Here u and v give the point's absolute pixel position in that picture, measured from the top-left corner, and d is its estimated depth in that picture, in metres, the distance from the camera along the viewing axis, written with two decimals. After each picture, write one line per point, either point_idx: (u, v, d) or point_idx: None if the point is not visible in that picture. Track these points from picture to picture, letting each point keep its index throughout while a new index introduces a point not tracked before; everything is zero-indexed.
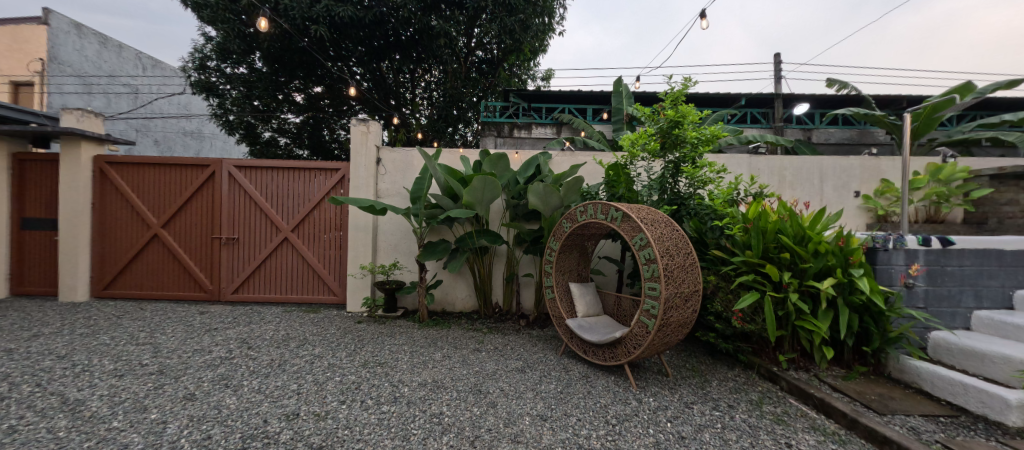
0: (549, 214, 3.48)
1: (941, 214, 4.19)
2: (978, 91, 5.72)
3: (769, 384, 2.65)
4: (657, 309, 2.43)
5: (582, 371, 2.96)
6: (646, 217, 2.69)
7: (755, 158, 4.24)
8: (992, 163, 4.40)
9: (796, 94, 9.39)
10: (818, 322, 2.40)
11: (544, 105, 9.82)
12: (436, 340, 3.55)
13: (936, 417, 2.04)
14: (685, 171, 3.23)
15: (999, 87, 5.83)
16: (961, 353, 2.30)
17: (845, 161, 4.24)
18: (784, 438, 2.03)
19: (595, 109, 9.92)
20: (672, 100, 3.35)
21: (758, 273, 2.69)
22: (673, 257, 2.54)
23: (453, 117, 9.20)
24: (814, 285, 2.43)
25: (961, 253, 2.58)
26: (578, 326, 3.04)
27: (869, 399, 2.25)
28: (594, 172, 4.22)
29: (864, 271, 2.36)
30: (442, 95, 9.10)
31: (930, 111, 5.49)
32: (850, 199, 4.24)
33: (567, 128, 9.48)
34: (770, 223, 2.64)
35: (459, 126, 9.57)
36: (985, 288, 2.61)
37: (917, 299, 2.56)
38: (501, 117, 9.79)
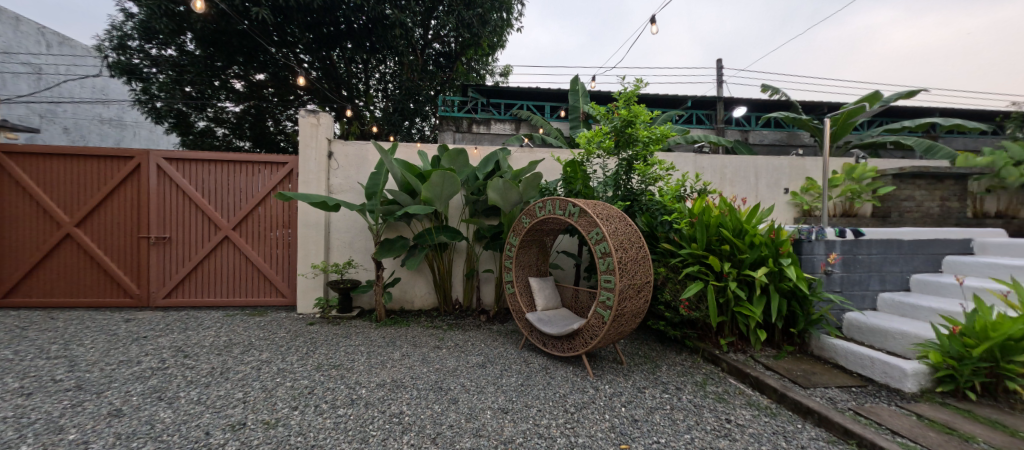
0: (509, 210, 3.50)
1: (854, 209, 4.62)
2: (884, 100, 6.42)
3: (711, 366, 2.84)
4: (612, 299, 2.57)
5: (542, 363, 3.03)
6: (601, 212, 2.82)
7: (700, 157, 4.50)
8: (894, 164, 4.99)
9: (736, 98, 10.11)
10: (754, 309, 2.60)
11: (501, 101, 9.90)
12: (395, 339, 3.47)
13: (849, 388, 2.32)
14: (638, 168, 3.26)
15: (900, 97, 6.61)
16: (870, 330, 2.61)
17: (776, 161, 4.63)
18: (724, 414, 2.23)
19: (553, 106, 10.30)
20: (625, 100, 3.33)
21: (702, 264, 2.86)
22: (627, 251, 2.69)
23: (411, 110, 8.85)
24: (750, 275, 2.63)
25: (869, 242, 2.90)
26: (538, 320, 3.10)
27: (795, 376, 2.48)
28: (552, 169, 4.23)
29: (792, 260, 2.58)
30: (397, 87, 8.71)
31: (847, 117, 6.08)
32: (780, 194, 4.68)
33: (525, 125, 9.62)
34: (713, 217, 2.82)
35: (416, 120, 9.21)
36: (888, 273, 2.94)
37: (835, 284, 2.84)
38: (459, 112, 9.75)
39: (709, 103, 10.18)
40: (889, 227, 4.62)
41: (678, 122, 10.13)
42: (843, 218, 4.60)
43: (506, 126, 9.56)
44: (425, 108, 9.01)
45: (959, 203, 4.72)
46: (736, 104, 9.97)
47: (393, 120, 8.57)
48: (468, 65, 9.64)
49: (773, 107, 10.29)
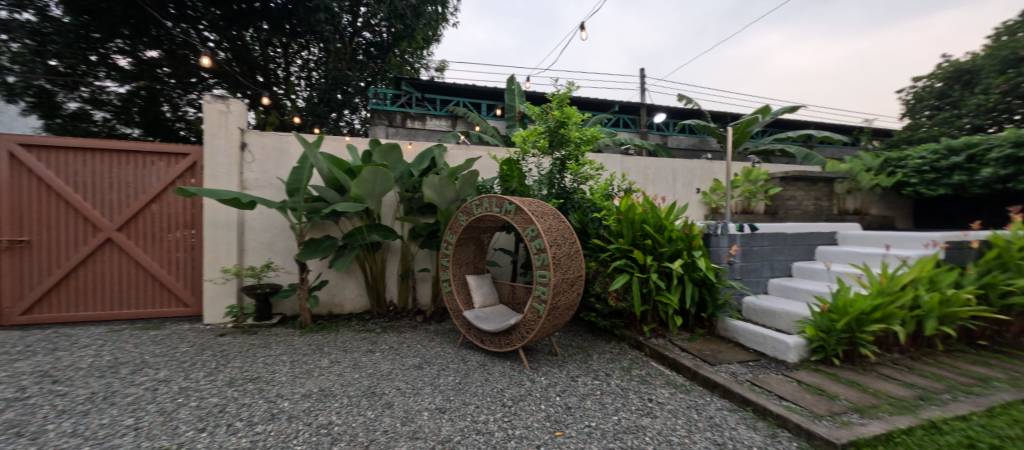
0: (445, 208, 3.45)
1: (751, 207, 5.23)
2: (774, 114, 7.44)
3: (636, 352, 3.02)
4: (546, 294, 2.66)
5: (479, 359, 3.04)
6: (536, 210, 2.90)
7: (626, 158, 4.85)
8: (781, 169, 5.82)
9: (658, 105, 11.04)
10: (672, 297, 2.83)
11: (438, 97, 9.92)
12: (323, 346, 3.25)
13: (747, 362, 2.57)
14: (570, 167, 3.40)
15: (786, 111, 7.71)
16: (763, 311, 2.96)
17: (690, 164, 5.15)
18: (647, 395, 2.44)
19: (489, 105, 10.54)
20: (558, 101, 3.44)
21: (628, 258, 3.05)
22: (561, 247, 2.80)
23: (338, 102, 8.29)
24: (668, 266, 2.87)
25: (762, 235, 3.31)
26: (475, 317, 3.10)
27: (705, 354, 2.72)
28: (489, 166, 4.24)
29: (702, 252, 2.86)
30: (323, 76, 8.20)
31: (745, 126, 6.93)
32: (693, 194, 5.23)
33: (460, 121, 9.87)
34: (637, 214, 3.03)
35: (345, 113, 8.74)
36: (776, 262, 3.39)
37: (736, 272, 3.18)
38: (392, 106, 9.59)
39: (633, 108, 11.00)
40: (777, 223, 5.37)
41: (607, 125, 10.84)
42: (742, 216, 5.24)
43: (443, 123, 9.60)
44: (355, 99, 8.51)
45: (829, 202, 5.64)
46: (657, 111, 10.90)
47: (319, 111, 8.02)
48: (400, 57, 9.39)
49: (688, 115, 11.45)
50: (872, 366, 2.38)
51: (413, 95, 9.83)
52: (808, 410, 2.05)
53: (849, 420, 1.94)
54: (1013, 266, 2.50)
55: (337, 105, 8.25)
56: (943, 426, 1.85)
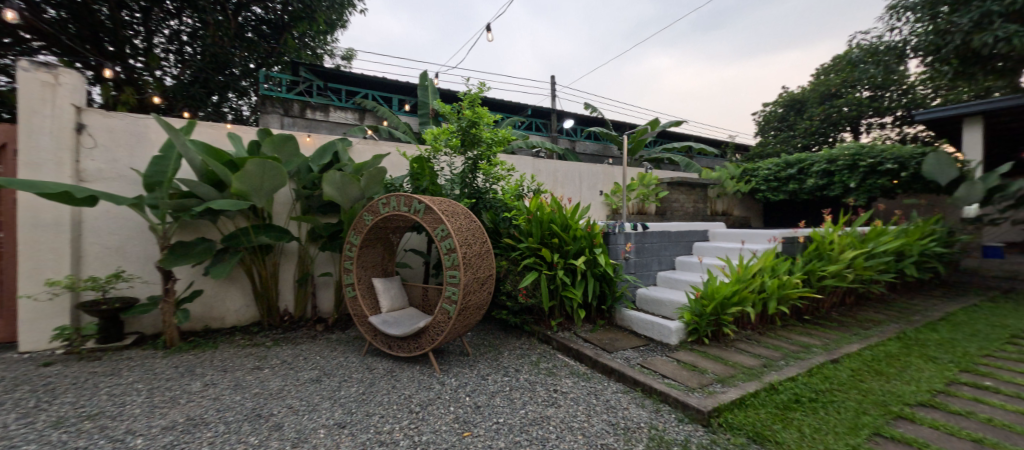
0: (349, 206, 3.22)
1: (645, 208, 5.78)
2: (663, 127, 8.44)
3: (545, 346, 3.13)
4: (456, 294, 2.63)
5: (386, 367, 2.88)
6: (446, 209, 2.86)
7: (537, 161, 5.09)
8: (668, 175, 6.61)
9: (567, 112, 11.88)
10: (576, 292, 3.00)
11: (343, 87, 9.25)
12: (195, 367, 2.77)
13: (639, 347, 2.83)
14: (482, 168, 3.41)
15: (672, 125, 8.79)
16: (651, 301, 3.30)
17: (594, 168, 5.58)
18: (553, 386, 2.55)
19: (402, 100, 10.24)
20: (470, 101, 3.44)
21: (537, 256, 3.17)
22: (471, 246, 2.80)
23: (218, 84, 7.30)
24: (573, 263, 3.04)
25: (652, 233, 3.70)
26: (382, 322, 2.93)
27: (604, 343, 2.93)
28: (399, 164, 4.06)
29: (602, 249, 3.09)
30: (199, 51, 7.07)
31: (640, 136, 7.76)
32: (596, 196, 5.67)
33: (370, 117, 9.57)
34: (545, 214, 3.16)
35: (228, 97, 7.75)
36: (663, 256, 3.82)
37: (630, 267, 3.50)
38: (289, 93, 8.58)
39: (545, 113, 11.62)
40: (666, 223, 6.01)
41: (519, 127, 11.34)
42: (637, 216, 5.81)
43: (352, 117, 9.09)
44: (241, 82, 7.69)
45: (704, 204, 6.53)
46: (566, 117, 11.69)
47: (192, 92, 6.84)
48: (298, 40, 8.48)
49: (593, 123, 12.51)
50: (732, 342, 2.80)
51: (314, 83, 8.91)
52: (684, 385, 2.34)
53: (714, 390, 2.26)
54: (826, 255, 3.17)
55: (216, 86, 7.23)
56: (780, 387, 2.27)
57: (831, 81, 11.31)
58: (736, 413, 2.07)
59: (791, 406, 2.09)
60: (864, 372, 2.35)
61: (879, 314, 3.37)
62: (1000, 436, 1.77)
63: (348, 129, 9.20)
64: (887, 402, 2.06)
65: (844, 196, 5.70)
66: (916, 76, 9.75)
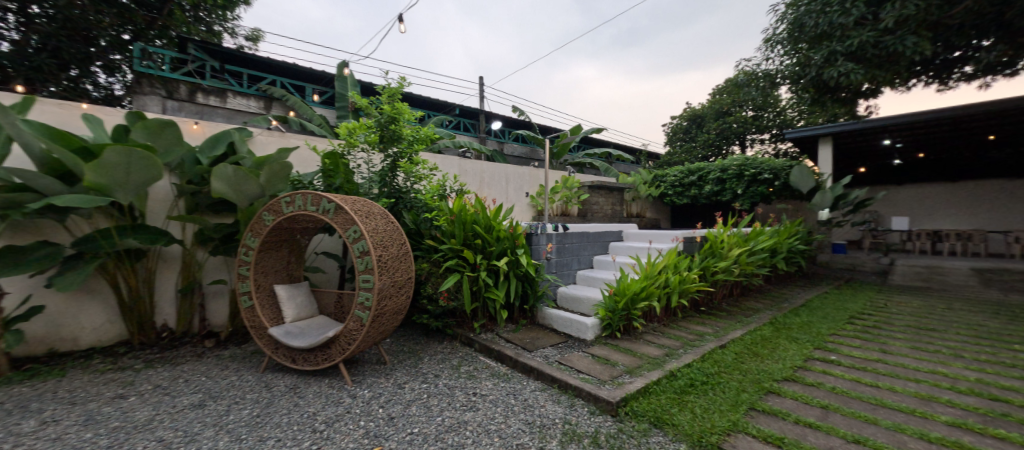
0: (246, 205, 2.88)
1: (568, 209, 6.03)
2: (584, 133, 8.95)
3: (467, 348, 3.07)
4: (370, 300, 2.45)
5: (290, 383, 2.60)
6: (360, 209, 2.68)
7: (463, 161, 5.05)
8: (589, 178, 6.97)
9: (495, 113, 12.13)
10: (499, 292, 3.00)
11: (243, 71, 9.12)
12: (30, 402, 2.23)
13: (558, 345, 2.92)
14: (402, 166, 3.26)
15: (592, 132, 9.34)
16: (571, 298, 3.43)
17: (521, 170, 5.70)
18: (472, 389, 2.50)
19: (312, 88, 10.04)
20: (389, 96, 3.28)
21: (459, 257, 3.12)
22: (388, 249, 2.65)
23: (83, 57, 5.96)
24: (495, 264, 3.04)
25: (573, 234, 3.84)
26: (284, 333, 2.64)
27: (525, 342, 2.96)
28: (308, 159, 3.73)
29: (523, 249, 3.13)
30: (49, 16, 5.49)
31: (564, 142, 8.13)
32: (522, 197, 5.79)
33: (277, 103, 9.74)
34: (468, 214, 3.11)
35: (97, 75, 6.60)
36: (582, 256, 4.00)
37: (552, 266, 3.60)
38: (173, 73, 8.28)
39: (473, 113, 11.78)
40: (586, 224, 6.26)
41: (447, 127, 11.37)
42: (560, 217, 6.04)
43: (253, 104, 9.22)
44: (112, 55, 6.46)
45: (620, 207, 6.92)
46: (494, 119, 11.99)
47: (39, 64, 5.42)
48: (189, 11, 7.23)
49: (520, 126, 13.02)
50: (641, 335, 3.02)
51: (206, 63, 8.69)
52: (596, 378, 2.44)
53: (623, 381, 2.40)
54: (718, 253, 3.58)
55: (74, 58, 5.77)
56: (678, 373, 2.48)
57: (723, 100, 13.07)
58: (641, 400, 2.22)
59: (687, 390, 2.30)
60: (745, 354, 2.68)
61: (759, 303, 3.89)
62: (839, 401, 2.14)
63: (247, 115, 9.28)
64: (761, 379, 2.38)
65: (733, 201, 6.51)
66: (787, 102, 11.67)
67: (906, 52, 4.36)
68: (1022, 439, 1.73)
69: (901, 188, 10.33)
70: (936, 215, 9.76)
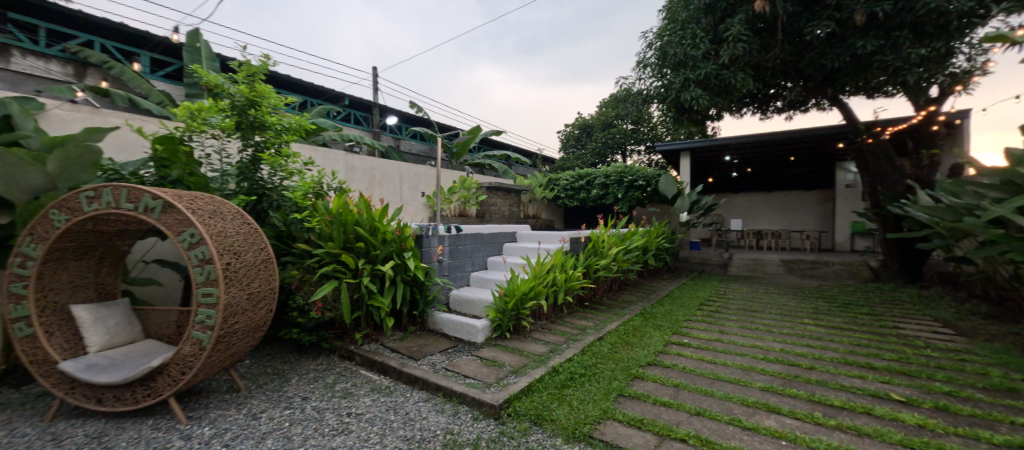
0: (27, 200, 2.18)
1: (466, 210, 6.05)
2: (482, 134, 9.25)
3: (346, 362, 2.78)
4: (213, 319, 1.99)
5: (91, 432, 1.99)
6: (203, 208, 2.20)
7: (350, 157, 4.93)
8: (487, 180, 7.09)
9: (388, 107, 11.86)
10: (383, 300, 2.79)
11: (37, 24, 6.94)
12: None
13: (447, 350, 2.82)
14: (267, 158, 2.80)
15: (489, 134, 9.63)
16: (463, 301, 3.38)
17: (416, 168, 5.79)
18: (346, 409, 2.24)
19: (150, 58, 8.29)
20: (248, 75, 2.78)
21: (338, 263, 2.82)
22: (241, 255, 2.22)
23: None
24: (380, 268, 2.82)
25: (466, 235, 3.80)
26: (85, 367, 2.04)
27: (412, 351, 2.80)
28: (133, 145, 3.07)
29: (412, 252, 2.97)
30: None
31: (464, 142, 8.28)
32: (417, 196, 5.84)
33: (92, 69, 7.79)
34: (348, 215, 2.82)
35: None
36: (476, 257, 3.99)
37: (444, 269, 3.51)
38: None
39: (365, 105, 11.30)
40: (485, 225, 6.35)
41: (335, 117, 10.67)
42: (458, 218, 6.00)
43: (53, 68, 7.26)
44: None
45: (518, 208, 7.21)
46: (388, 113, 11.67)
47: None
48: None
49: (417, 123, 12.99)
50: (529, 333, 3.10)
51: None
52: (482, 382, 2.41)
53: (508, 382, 2.41)
54: (600, 252, 3.91)
55: None
56: (559, 368, 2.59)
57: (607, 112, 14.74)
58: (523, 400, 2.25)
59: (567, 383, 2.41)
60: (618, 344, 2.95)
61: (633, 295, 4.39)
62: (687, 378, 2.47)
63: (50, 83, 7.23)
64: (629, 366, 2.63)
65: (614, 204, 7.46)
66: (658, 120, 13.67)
67: (731, 85, 5.42)
68: (807, 395, 2.21)
69: (737, 194, 12.13)
70: (760, 216, 11.82)
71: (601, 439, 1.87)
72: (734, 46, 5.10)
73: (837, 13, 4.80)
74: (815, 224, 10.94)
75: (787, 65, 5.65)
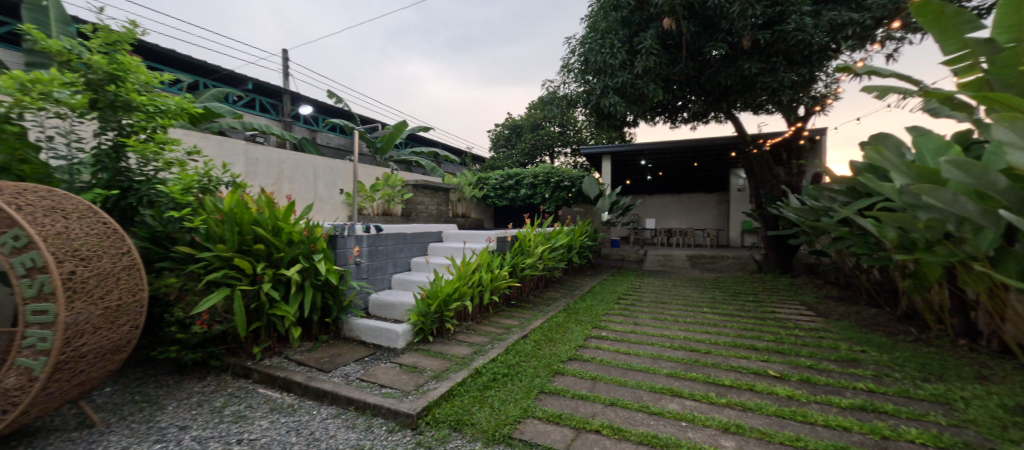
0: None
1: (390, 208, 5.81)
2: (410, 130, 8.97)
3: (241, 381, 2.45)
4: (48, 341, 1.59)
5: None
6: (33, 204, 1.78)
7: (253, 149, 4.98)
8: (414, 178, 6.87)
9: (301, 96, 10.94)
10: (288, 308, 2.51)
11: None
12: None
13: (363, 359, 2.64)
14: (134, 146, 2.34)
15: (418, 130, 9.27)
16: (384, 305, 3.20)
17: (333, 164, 5.97)
18: (236, 435, 1.95)
19: None
20: (107, 43, 2.30)
21: (231, 268, 2.48)
22: (93, 261, 1.84)
23: None
24: (284, 273, 2.54)
25: (388, 235, 3.61)
26: None
27: (322, 363, 2.56)
28: None
29: (323, 254, 2.73)
30: None
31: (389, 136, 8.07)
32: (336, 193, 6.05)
33: None
34: (245, 213, 2.49)
35: None
36: (399, 258, 3.81)
37: (362, 272, 3.29)
38: None
39: (273, 92, 10.32)
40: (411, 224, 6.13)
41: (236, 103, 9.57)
42: (381, 217, 5.70)
43: None
44: None
45: (446, 207, 7.10)
46: (301, 102, 10.76)
47: None
48: None
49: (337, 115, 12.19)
50: (453, 335, 3.03)
51: None
52: (399, 391, 2.28)
53: (428, 388, 2.31)
54: (527, 250, 3.97)
55: None
56: (482, 370, 2.56)
57: (536, 114, 15.28)
58: (442, 406, 2.16)
59: (489, 385, 2.38)
60: (541, 341, 3.01)
61: (557, 292, 4.55)
62: (604, 370, 2.60)
63: None
64: (550, 363, 2.69)
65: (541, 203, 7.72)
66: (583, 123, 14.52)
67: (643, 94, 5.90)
68: (704, 377, 2.45)
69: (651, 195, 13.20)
70: (670, 215, 12.90)
71: (520, 439, 1.86)
72: (646, 59, 5.56)
73: (729, 37, 5.47)
74: (713, 223, 12.34)
75: (691, 81, 6.32)
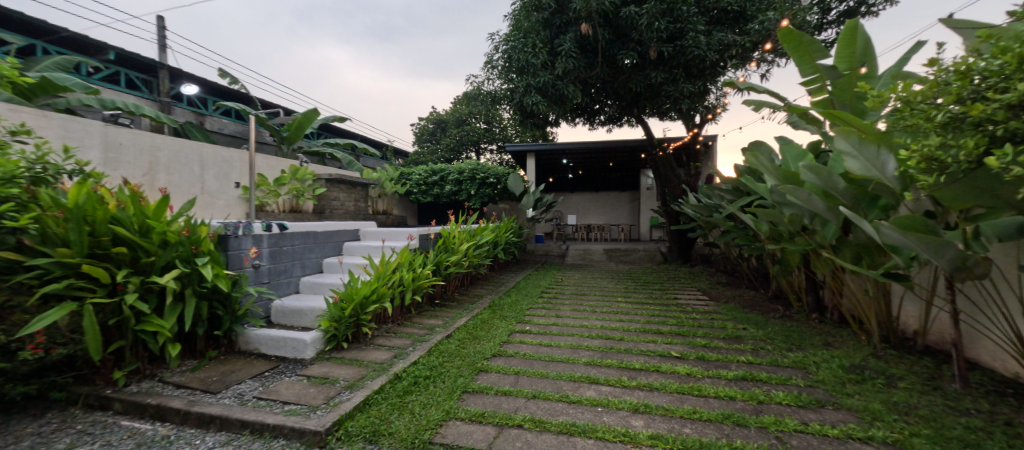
0: None
1: (299, 205, 5.28)
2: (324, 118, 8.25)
3: (97, 415, 2.01)
4: None
5: None
6: None
7: (112, 130, 4.13)
8: (327, 172, 6.35)
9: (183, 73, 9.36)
10: (163, 322, 2.13)
11: None
12: None
13: (262, 374, 2.35)
14: None
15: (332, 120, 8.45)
16: (289, 312, 2.90)
17: (225, 154, 5.26)
18: None
19: None
20: None
21: (79, 277, 2.02)
22: None
23: None
24: (156, 280, 2.15)
25: (293, 235, 3.28)
26: None
27: (209, 383, 2.23)
28: None
29: (209, 257, 2.37)
30: None
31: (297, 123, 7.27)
32: (230, 187, 5.33)
33: None
34: (97, 210, 2.04)
35: None
36: (308, 260, 3.48)
37: (262, 276, 2.94)
38: None
39: (144, 65, 8.68)
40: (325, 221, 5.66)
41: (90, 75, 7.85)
42: (288, 214, 5.17)
43: None
44: None
45: (365, 204, 6.70)
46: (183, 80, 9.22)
47: None
48: None
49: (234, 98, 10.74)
50: (371, 340, 2.86)
51: None
52: (305, 406, 2.07)
53: (339, 400, 2.14)
54: (451, 248, 3.92)
55: None
56: (402, 374, 2.45)
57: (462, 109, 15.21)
58: (356, 418, 2.01)
59: (409, 389, 2.29)
60: (466, 340, 2.98)
61: (483, 289, 4.57)
62: (528, 364, 2.66)
63: None
64: (474, 361, 2.67)
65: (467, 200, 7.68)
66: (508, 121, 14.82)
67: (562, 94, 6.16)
68: (617, 362, 2.65)
69: (573, 193, 13.99)
70: (590, 211, 13.71)
71: (441, 443, 1.80)
72: (566, 61, 5.84)
73: (638, 47, 5.94)
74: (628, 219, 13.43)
75: (607, 86, 6.77)
